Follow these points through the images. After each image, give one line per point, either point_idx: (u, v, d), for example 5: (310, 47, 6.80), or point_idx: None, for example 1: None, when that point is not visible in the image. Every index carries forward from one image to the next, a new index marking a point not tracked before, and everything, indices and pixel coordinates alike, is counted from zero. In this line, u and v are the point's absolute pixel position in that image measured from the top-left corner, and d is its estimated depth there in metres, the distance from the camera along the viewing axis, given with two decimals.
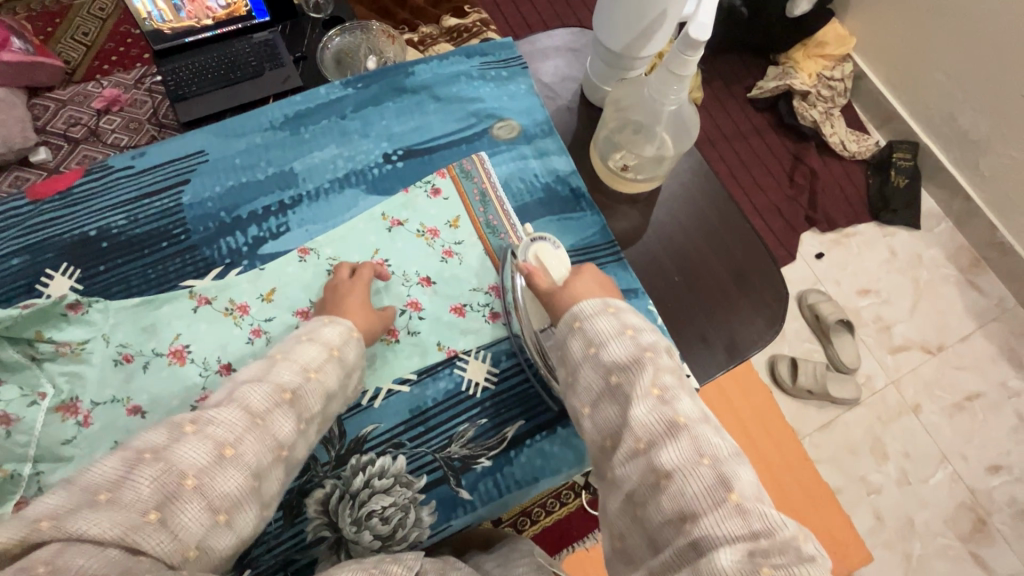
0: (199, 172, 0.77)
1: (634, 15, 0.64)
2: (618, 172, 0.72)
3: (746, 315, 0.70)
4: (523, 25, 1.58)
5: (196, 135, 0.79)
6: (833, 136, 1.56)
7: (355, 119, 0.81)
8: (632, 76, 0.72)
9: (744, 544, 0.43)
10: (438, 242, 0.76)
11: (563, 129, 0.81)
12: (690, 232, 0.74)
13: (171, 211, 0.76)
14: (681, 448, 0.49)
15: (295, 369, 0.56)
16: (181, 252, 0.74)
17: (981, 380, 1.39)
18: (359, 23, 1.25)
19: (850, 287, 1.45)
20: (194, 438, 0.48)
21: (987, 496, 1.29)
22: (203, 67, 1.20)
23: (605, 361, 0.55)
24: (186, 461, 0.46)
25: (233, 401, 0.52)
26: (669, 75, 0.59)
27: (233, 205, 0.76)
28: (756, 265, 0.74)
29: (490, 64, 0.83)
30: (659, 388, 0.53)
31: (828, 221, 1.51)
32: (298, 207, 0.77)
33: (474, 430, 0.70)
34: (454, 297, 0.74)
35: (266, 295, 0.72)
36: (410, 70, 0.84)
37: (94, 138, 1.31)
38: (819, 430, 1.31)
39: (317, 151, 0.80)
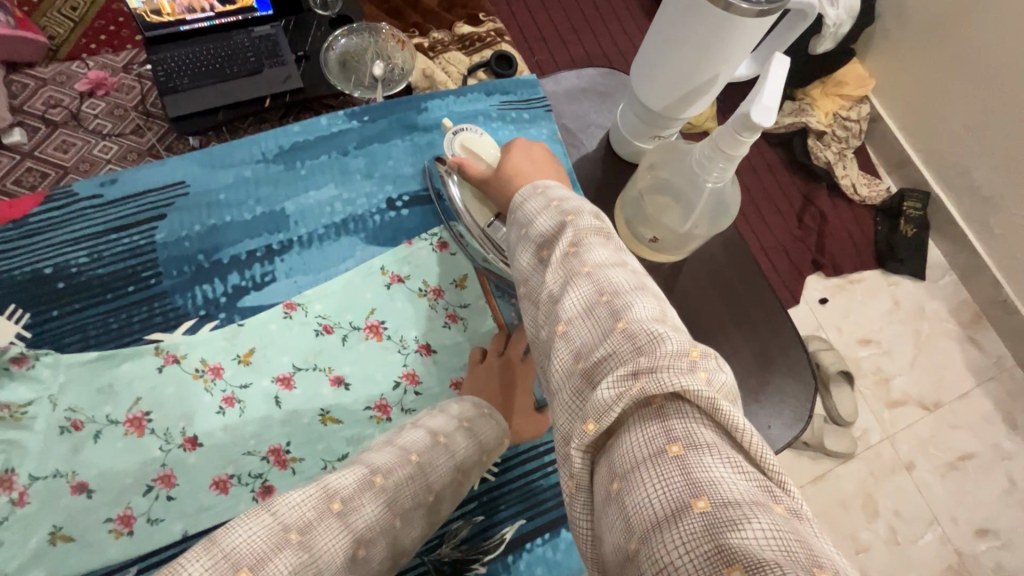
0: (177, 207, 0.71)
1: (679, 77, 0.58)
2: (645, 243, 0.64)
3: (775, 408, 0.68)
4: (538, 38, 1.52)
5: (178, 163, 0.72)
6: (844, 178, 1.53)
7: (358, 156, 0.75)
8: (666, 137, 0.67)
9: (628, 368, 0.34)
10: (441, 305, 0.71)
11: (579, 169, 0.74)
12: (718, 311, 0.70)
13: (142, 250, 0.69)
14: (581, 294, 0.40)
15: (443, 459, 0.53)
16: (151, 298, 0.67)
17: (975, 440, 1.37)
18: (368, 26, 1.20)
19: (852, 336, 1.42)
20: (339, 524, 0.42)
21: (974, 561, 1.27)
22: (196, 58, 1.11)
23: (533, 237, 0.47)
24: (326, 554, 0.40)
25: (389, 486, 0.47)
26: (716, 152, 0.52)
27: (214, 247, 0.70)
28: (782, 347, 0.71)
29: (511, 104, 0.78)
30: (573, 245, 0.44)
31: (834, 267, 1.48)
32: (287, 253, 0.71)
33: (468, 529, 0.67)
34: (453, 370, 0.69)
35: (243, 356, 0.66)
36: (423, 105, 0.78)
37: (75, 123, 1.22)
38: (812, 482, 1.28)
39: (313, 190, 0.73)
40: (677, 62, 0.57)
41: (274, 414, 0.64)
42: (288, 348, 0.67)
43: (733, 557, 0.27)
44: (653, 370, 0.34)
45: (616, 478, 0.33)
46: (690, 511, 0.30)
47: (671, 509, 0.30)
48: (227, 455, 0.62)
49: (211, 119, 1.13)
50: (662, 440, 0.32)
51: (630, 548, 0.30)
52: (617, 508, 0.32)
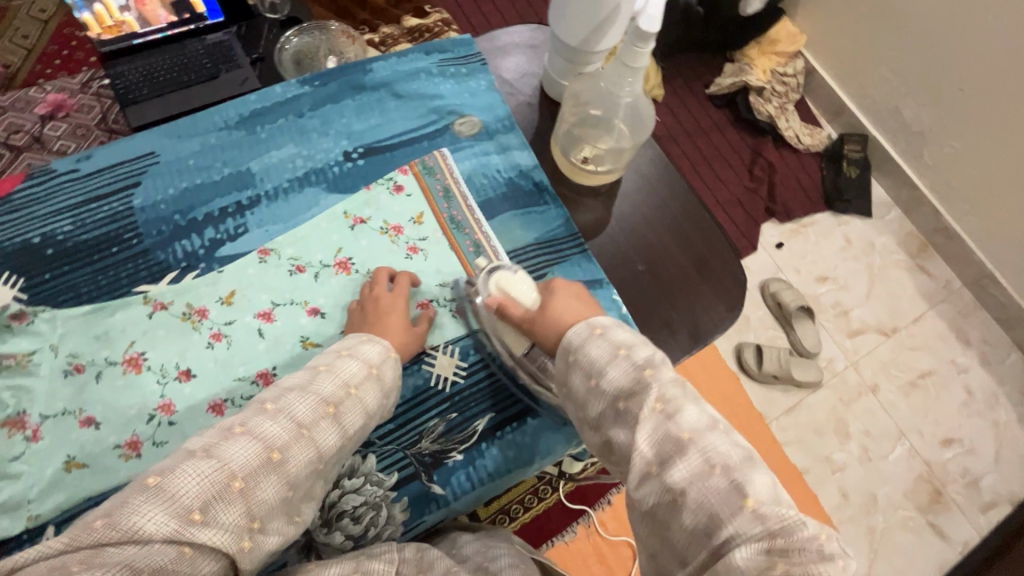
0: (150, 174, 0.75)
1: (587, 8, 0.65)
2: (579, 165, 0.73)
3: (708, 301, 0.71)
4: (485, 26, 1.58)
5: (148, 136, 0.77)
6: (788, 130, 1.62)
7: (313, 117, 0.80)
8: (587, 71, 0.73)
9: (760, 542, 0.40)
10: (403, 239, 0.74)
11: (523, 121, 0.81)
12: (651, 220, 0.75)
13: (122, 214, 0.73)
14: (690, 464, 0.44)
15: (337, 383, 0.56)
16: (133, 257, 0.71)
17: (933, 358, 1.46)
18: (317, 24, 1.24)
19: (809, 275, 1.51)
20: (243, 438, 0.47)
21: (942, 468, 1.35)
22: (155, 69, 1.16)
23: (608, 390, 0.50)
24: (237, 461, 0.46)
25: (281, 409, 0.51)
26: (623, 68, 0.60)
27: (188, 208, 0.74)
28: (716, 250, 0.75)
29: (450, 61, 0.83)
30: (661, 401, 0.47)
31: (787, 213, 1.56)
32: (256, 208, 0.75)
33: (444, 425, 0.70)
34: (420, 294, 0.72)
35: (225, 297, 0.70)
36: (368, 67, 0.82)
37: (39, 146, 1.24)
38: (786, 413, 1.36)
39: (274, 150, 0.78)
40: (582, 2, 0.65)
41: (259, 344, 0.69)
42: (266, 287, 0.71)
43: None
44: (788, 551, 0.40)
45: None
46: None
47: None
48: (219, 382, 0.67)
49: None
50: None
51: None
52: None
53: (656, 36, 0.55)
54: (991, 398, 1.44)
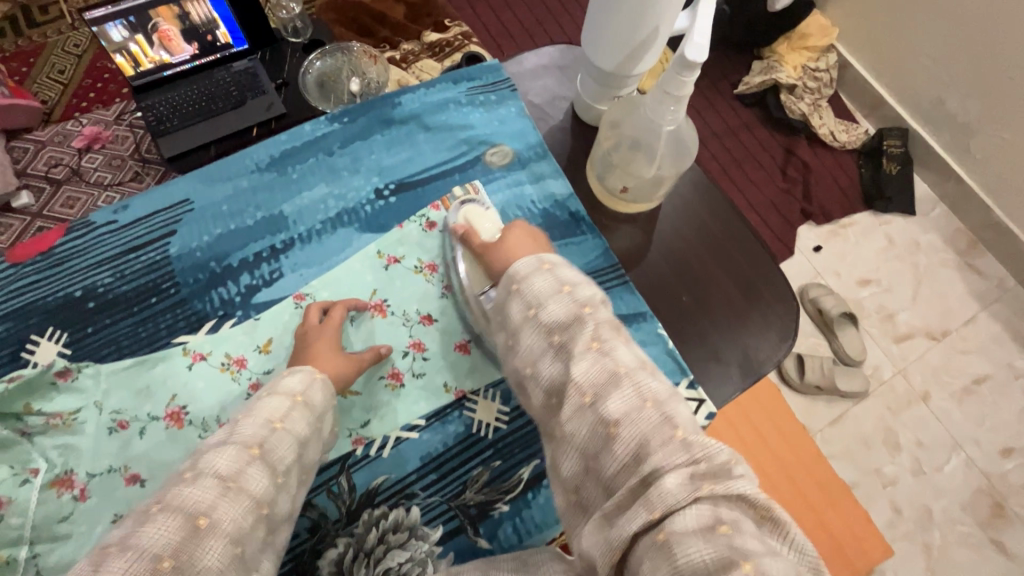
0: (185, 222, 0.75)
1: (623, 33, 0.62)
2: (616, 194, 0.71)
3: (757, 329, 0.68)
4: (505, 37, 1.57)
5: (181, 183, 0.77)
6: (822, 127, 1.55)
7: (343, 155, 0.79)
8: (624, 94, 0.70)
9: (685, 469, 0.41)
10: (437, 278, 0.74)
11: (553, 143, 0.78)
12: (693, 246, 0.72)
13: (160, 264, 0.73)
14: (625, 396, 0.46)
15: (255, 424, 0.54)
16: (172, 307, 0.72)
17: (988, 362, 1.38)
18: (339, 45, 1.25)
19: (851, 278, 1.44)
20: (159, 516, 0.46)
21: (1002, 480, 1.28)
22: (184, 100, 1.17)
23: (544, 321, 0.52)
24: (155, 543, 0.44)
25: (200, 471, 0.49)
26: (665, 97, 0.57)
27: (223, 254, 0.74)
28: (762, 274, 0.71)
29: (478, 89, 0.81)
30: (596, 341, 0.50)
31: (824, 215, 1.50)
32: (290, 251, 0.75)
33: (488, 474, 0.68)
34: (456, 334, 0.72)
35: (263, 346, 0.70)
36: (395, 100, 0.81)
37: (78, 178, 1.28)
38: (830, 425, 1.30)
39: (306, 191, 0.77)
40: (619, 27, 0.62)
41: None
42: None
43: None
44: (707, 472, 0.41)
45: (664, 530, 0.40)
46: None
47: (704, 528, 0.39)
48: None
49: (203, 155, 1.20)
50: (713, 520, 0.39)
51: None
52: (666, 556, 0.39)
53: (702, 62, 0.53)
54: None
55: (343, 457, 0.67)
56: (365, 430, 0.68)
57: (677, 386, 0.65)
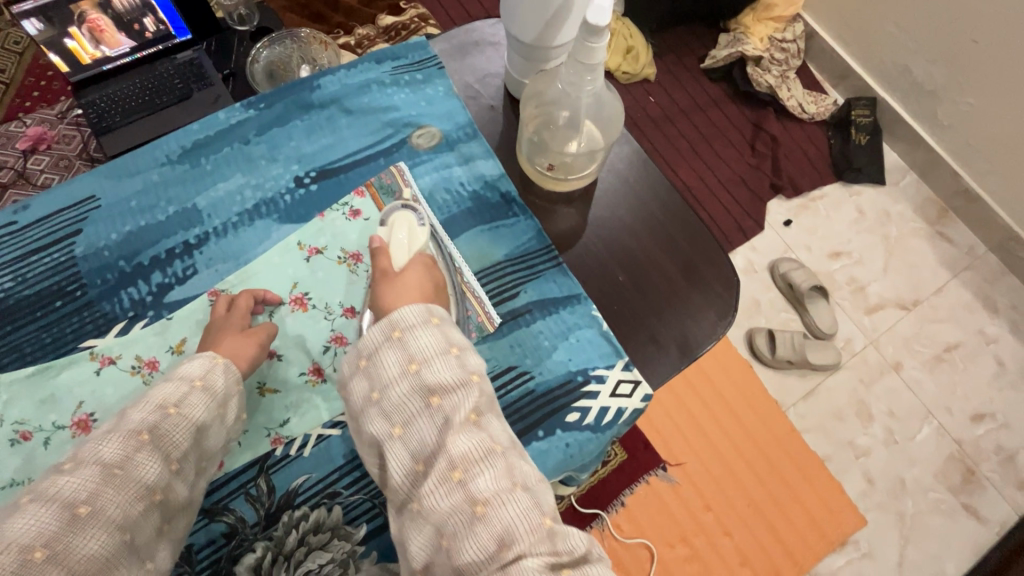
0: (92, 220, 0.72)
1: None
2: (546, 173, 0.69)
3: (697, 309, 0.66)
4: (466, 18, 1.52)
5: (88, 179, 0.74)
6: (790, 99, 1.53)
7: (261, 142, 0.75)
8: (551, 67, 0.68)
9: (546, 557, 0.44)
10: (362, 268, 0.71)
11: (487, 126, 0.76)
12: (631, 226, 0.70)
13: (64, 265, 0.70)
14: (495, 474, 0.48)
15: (143, 414, 0.55)
16: (78, 310, 0.69)
17: (959, 330, 1.38)
18: (287, 32, 1.21)
19: (821, 251, 1.44)
20: (34, 506, 0.47)
21: (974, 446, 1.29)
22: (126, 95, 1.13)
23: (427, 382, 0.51)
24: (27, 533, 0.45)
25: (81, 461, 0.51)
26: (579, 67, 0.54)
27: (133, 252, 0.71)
28: (703, 252, 0.70)
29: (403, 69, 0.78)
30: (476, 413, 0.51)
31: (794, 188, 1.48)
32: (205, 246, 0.72)
33: None
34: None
35: (176, 346, 0.68)
36: (316, 83, 0.78)
37: (24, 181, 1.23)
38: (802, 400, 1.30)
39: (221, 182, 0.74)
40: None
41: None
42: None
43: None
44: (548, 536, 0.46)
45: None
46: None
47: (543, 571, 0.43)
48: None
49: None
50: None
51: None
52: None
53: (609, 28, 0.50)
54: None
55: (261, 459, 0.65)
56: (284, 429, 0.66)
57: (612, 368, 0.63)
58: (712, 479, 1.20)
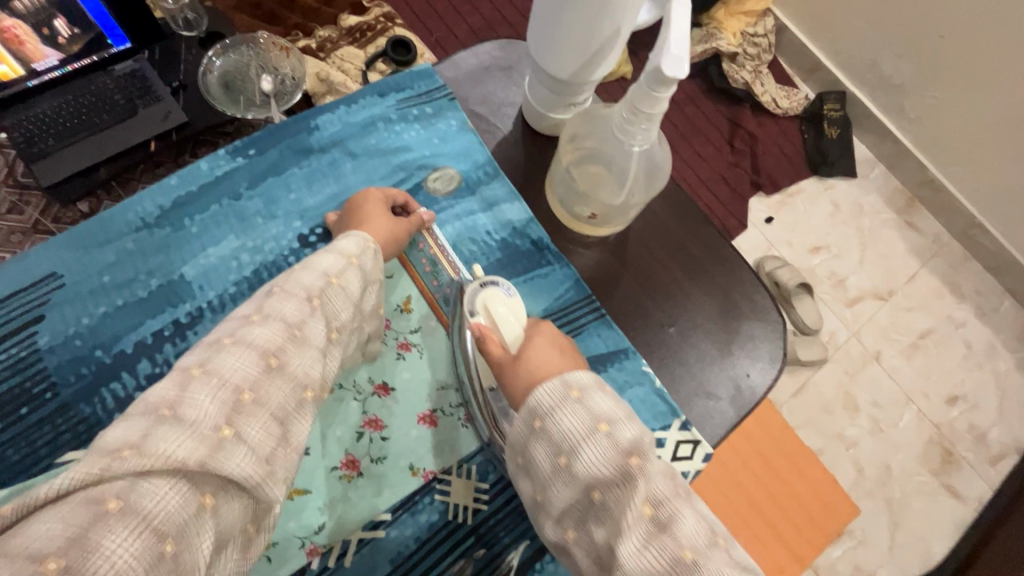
0: (57, 303, 0.61)
1: (575, 38, 0.53)
2: (584, 219, 0.64)
3: (738, 348, 0.64)
4: (432, 14, 1.41)
5: (47, 253, 0.63)
6: (764, 95, 1.53)
7: (254, 196, 0.67)
8: (579, 102, 0.62)
9: None
10: (391, 336, 0.64)
11: (503, 158, 0.70)
12: (666, 263, 0.66)
13: (28, 361, 0.60)
14: None
15: (221, 391, 0.41)
16: (52, 415, 0.58)
17: (930, 317, 1.44)
18: (243, 39, 1.11)
19: (802, 246, 1.46)
20: (161, 466, 0.37)
21: (949, 427, 1.35)
22: (57, 113, 0.99)
23: (582, 476, 0.45)
24: (160, 513, 0.36)
25: (193, 415, 0.39)
26: (634, 115, 0.49)
27: (112, 339, 0.61)
28: (738, 285, 0.67)
29: (410, 101, 0.71)
30: (651, 505, 0.43)
31: (773, 185, 1.49)
32: (198, 324, 0.62)
33: (472, 566, 0.58)
34: (418, 404, 0.62)
35: None
36: (313, 124, 0.70)
37: None
38: (794, 396, 1.33)
39: (212, 247, 0.65)
40: (574, 28, 0.53)
41: None
42: None
43: None
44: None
45: None
46: None
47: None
48: None
49: (93, 178, 1.02)
50: None
51: None
52: None
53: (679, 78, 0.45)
54: (989, 349, 1.43)
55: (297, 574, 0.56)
56: (320, 536, 0.57)
57: (669, 429, 0.60)
58: (715, 482, 1.18)
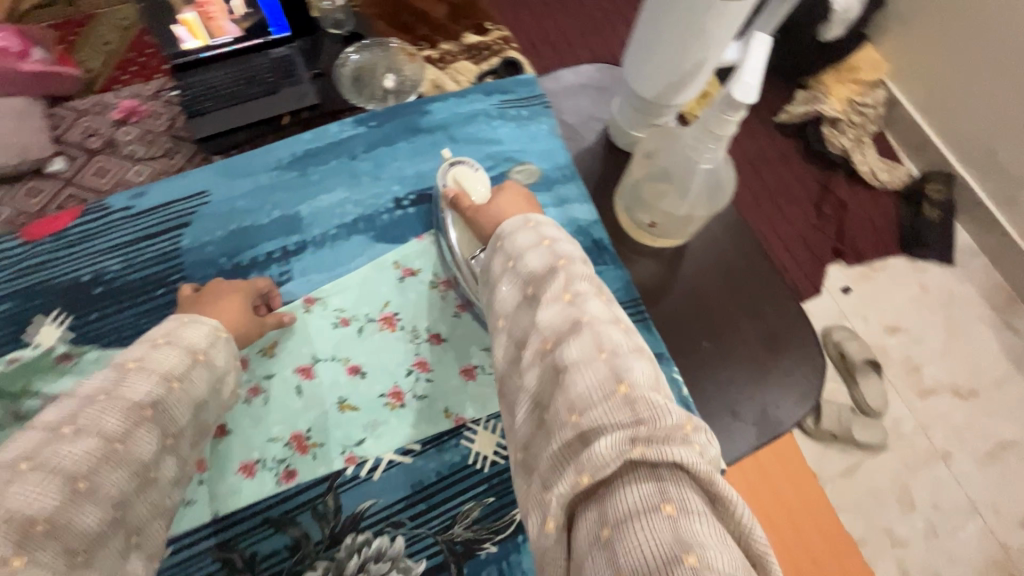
0: (201, 215, 0.72)
1: (666, 64, 0.59)
2: (645, 228, 0.67)
3: (779, 385, 0.64)
4: (544, 44, 1.53)
5: (202, 175, 0.75)
6: (863, 164, 1.50)
7: (366, 160, 0.76)
8: (661, 124, 0.67)
9: (625, 429, 0.36)
10: (452, 295, 0.70)
11: (583, 165, 0.75)
12: (718, 289, 0.68)
13: (170, 255, 0.70)
14: (582, 344, 0.42)
15: (56, 479, 0.44)
16: (177, 299, 0.68)
17: (1016, 428, 1.31)
18: (378, 41, 1.26)
19: (877, 323, 1.39)
20: (74, 437, 0.46)
21: (1020, 553, 1.21)
22: (220, 82, 1.18)
23: (521, 271, 0.51)
24: (83, 460, 0.46)
25: (115, 397, 0.50)
26: (706, 134, 0.54)
27: (235, 251, 0.71)
28: (788, 324, 0.68)
29: (511, 103, 0.79)
30: (570, 293, 0.47)
31: (856, 256, 1.45)
32: (301, 255, 0.71)
33: (480, 510, 0.62)
34: (462, 358, 0.67)
35: (267, 348, 0.66)
36: (426, 109, 0.80)
37: (111, 150, 1.25)
38: (842, 475, 1.25)
39: (325, 194, 0.74)
40: (664, 56, 0.59)
41: (297, 402, 0.64)
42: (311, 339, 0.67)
43: (689, 545, 0.31)
44: (685, 535, 0.32)
45: (609, 525, 0.34)
46: (680, 564, 0.31)
47: (661, 560, 0.31)
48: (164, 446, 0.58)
49: (233, 139, 1.20)
50: (656, 499, 0.34)
51: (604, 536, 0.34)
52: (608, 556, 0.33)
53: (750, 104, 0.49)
54: None
55: (332, 475, 0.61)
56: (359, 448, 0.63)
57: None
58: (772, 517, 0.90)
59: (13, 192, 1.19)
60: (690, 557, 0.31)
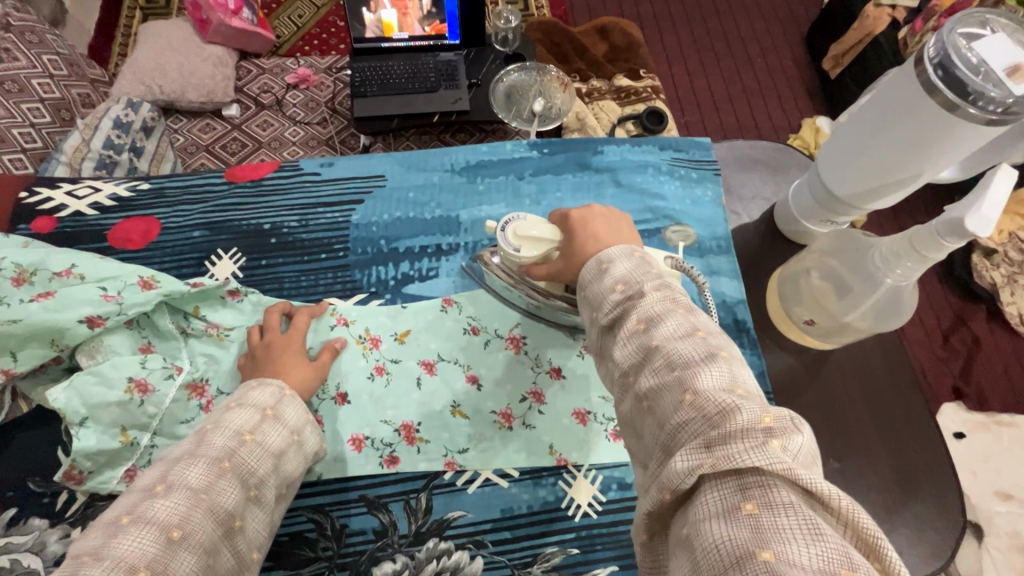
0: (374, 196, 0.73)
1: (874, 168, 0.58)
2: (799, 323, 0.64)
3: (903, 534, 0.59)
4: (692, 101, 1.52)
5: (384, 159, 0.76)
6: (1011, 305, 1.34)
7: (532, 183, 0.74)
8: (837, 223, 0.65)
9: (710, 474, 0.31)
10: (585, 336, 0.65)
11: (738, 241, 0.73)
12: (855, 406, 0.64)
13: (340, 225, 0.71)
14: (652, 370, 0.36)
15: (150, 530, 0.39)
16: (336, 268, 0.68)
17: None
18: (538, 67, 1.29)
19: (987, 485, 1.21)
20: (164, 495, 0.41)
21: None
22: (390, 72, 1.27)
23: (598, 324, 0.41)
24: (168, 513, 0.40)
25: (199, 454, 0.44)
26: (908, 250, 0.51)
27: (395, 236, 0.70)
28: (925, 467, 0.62)
29: (681, 162, 0.76)
30: (644, 320, 0.38)
31: (980, 402, 1.30)
32: (453, 255, 0.70)
33: (562, 556, 0.56)
34: (579, 400, 0.62)
35: (400, 335, 0.64)
36: (599, 148, 0.77)
37: (277, 108, 1.37)
38: None
39: (486, 205, 0.73)
40: (876, 160, 0.57)
41: (414, 396, 0.62)
42: (440, 338, 0.64)
43: (766, 542, 0.26)
44: (770, 532, 0.26)
45: (686, 524, 0.30)
46: (755, 562, 0.26)
47: (734, 557, 0.26)
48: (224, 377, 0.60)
49: (386, 125, 1.28)
50: (735, 499, 0.28)
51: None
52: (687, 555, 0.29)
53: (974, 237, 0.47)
54: None
55: (431, 475, 0.59)
56: (461, 455, 0.59)
57: None
58: None
59: (189, 125, 1.33)
60: (765, 554, 0.26)
